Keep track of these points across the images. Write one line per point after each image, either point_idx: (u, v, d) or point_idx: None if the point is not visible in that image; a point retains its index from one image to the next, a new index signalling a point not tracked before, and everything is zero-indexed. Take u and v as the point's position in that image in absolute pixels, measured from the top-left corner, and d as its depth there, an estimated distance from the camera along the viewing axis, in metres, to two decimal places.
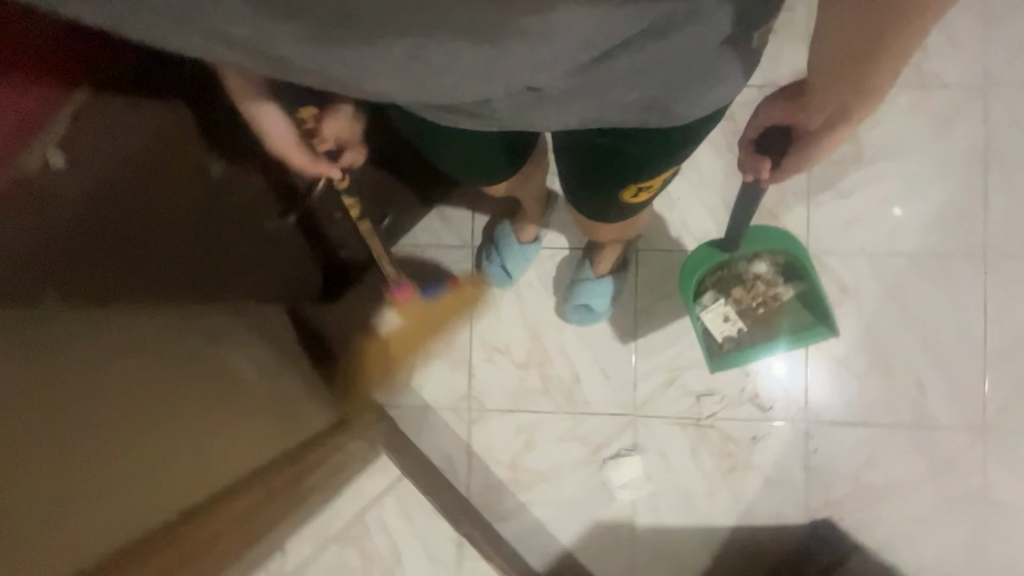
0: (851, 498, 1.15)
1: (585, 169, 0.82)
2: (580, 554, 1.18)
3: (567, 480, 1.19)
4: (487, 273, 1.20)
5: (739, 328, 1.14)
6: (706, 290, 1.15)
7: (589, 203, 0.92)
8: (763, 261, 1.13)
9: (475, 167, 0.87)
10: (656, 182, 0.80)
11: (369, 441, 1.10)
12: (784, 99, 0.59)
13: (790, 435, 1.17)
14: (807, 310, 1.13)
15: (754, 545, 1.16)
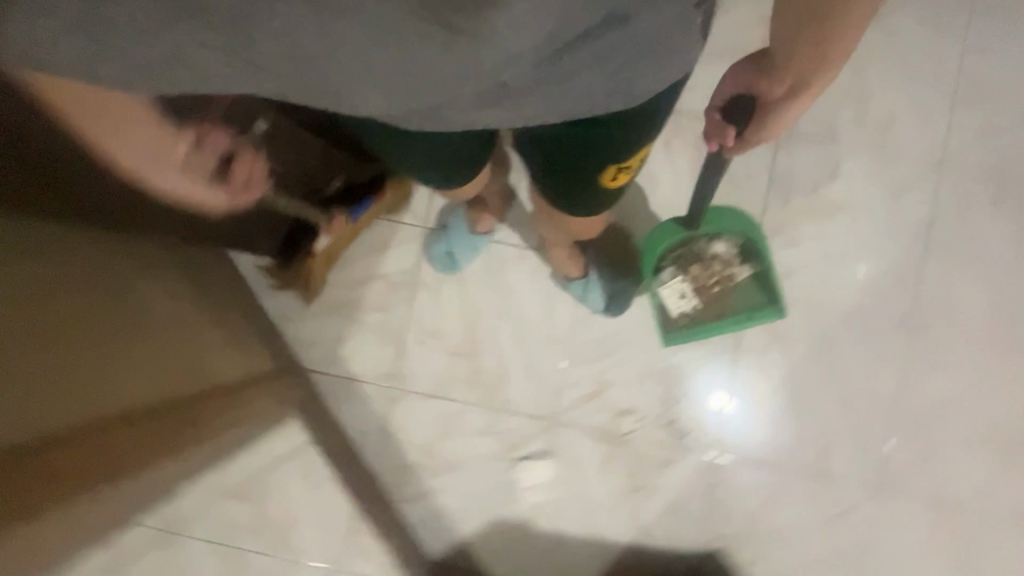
0: (745, 534, 1.19)
1: (557, 160, 0.84)
2: (476, 547, 1.19)
3: (475, 473, 1.20)
4: (433, 255, 1.20)
5: (694, 305, 1.14)
6: (665, 266, 1.15)
7: (561, 198, 0.94)
8: (722, 241, 1.13)
9: (433, 172, 0.90)
10: (634, 161, 0.82)
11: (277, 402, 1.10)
12: (748, 70, 0.63)
13: (699, 465, 1.20)
14: (762, 292, 1.13)
15: (645, 564, 1.19)
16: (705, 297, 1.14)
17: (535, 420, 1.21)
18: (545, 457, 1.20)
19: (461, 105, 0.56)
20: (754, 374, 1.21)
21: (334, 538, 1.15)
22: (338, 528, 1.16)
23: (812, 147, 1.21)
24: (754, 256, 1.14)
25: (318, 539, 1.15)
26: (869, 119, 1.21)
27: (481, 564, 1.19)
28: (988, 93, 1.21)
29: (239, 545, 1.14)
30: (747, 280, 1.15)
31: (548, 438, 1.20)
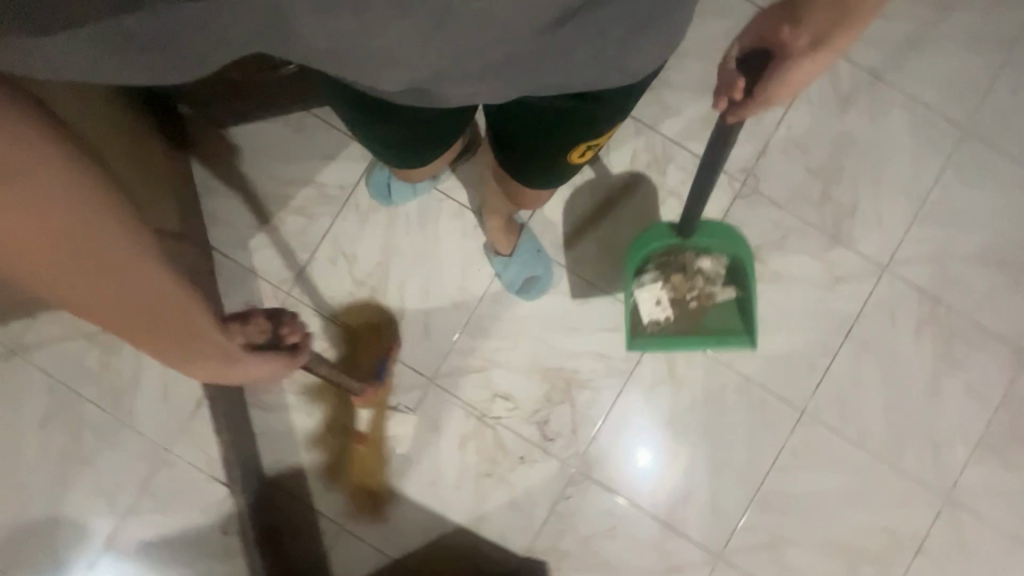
0: (574, 554, 1.17)
1: (520, 134, 0.77)
2: (311, 478, 1.16)
3: (338, 405, 1.17)
4: (371, 178, 1.18)
5: (668, 315, 1.14)
6: (648, 268, 1.14)
7: (523, 175, 0.87)
8: (710, 259, 1.12)
9: (387, 143, 0.81)
10: (601, 142, 0.76)
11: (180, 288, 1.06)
12: (767, 20, 0.59)
13: (554, 473, 1.18)
14: (737, 318, 1.12)
15: (468, 549, 1.16)
16: (679, 309, 1.14)
17: (414, 376, 1.18)
18: (410, 415, 1.18)
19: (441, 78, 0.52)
20: (638, 406, 1.19)
21: (175, 421, 1.12)
22: (178, 408, 1.12)
23: (769, 209, 1.21)
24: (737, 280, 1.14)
25: (159, 416, 1.12)
26: (832, 204, 1.21)
27: (311, 496, 1.15)
28: (952, 219, 1.21)
29: (81, 393, 1.11)
30: (725, 302, 1.14)
31: (421, 397, 1.18)
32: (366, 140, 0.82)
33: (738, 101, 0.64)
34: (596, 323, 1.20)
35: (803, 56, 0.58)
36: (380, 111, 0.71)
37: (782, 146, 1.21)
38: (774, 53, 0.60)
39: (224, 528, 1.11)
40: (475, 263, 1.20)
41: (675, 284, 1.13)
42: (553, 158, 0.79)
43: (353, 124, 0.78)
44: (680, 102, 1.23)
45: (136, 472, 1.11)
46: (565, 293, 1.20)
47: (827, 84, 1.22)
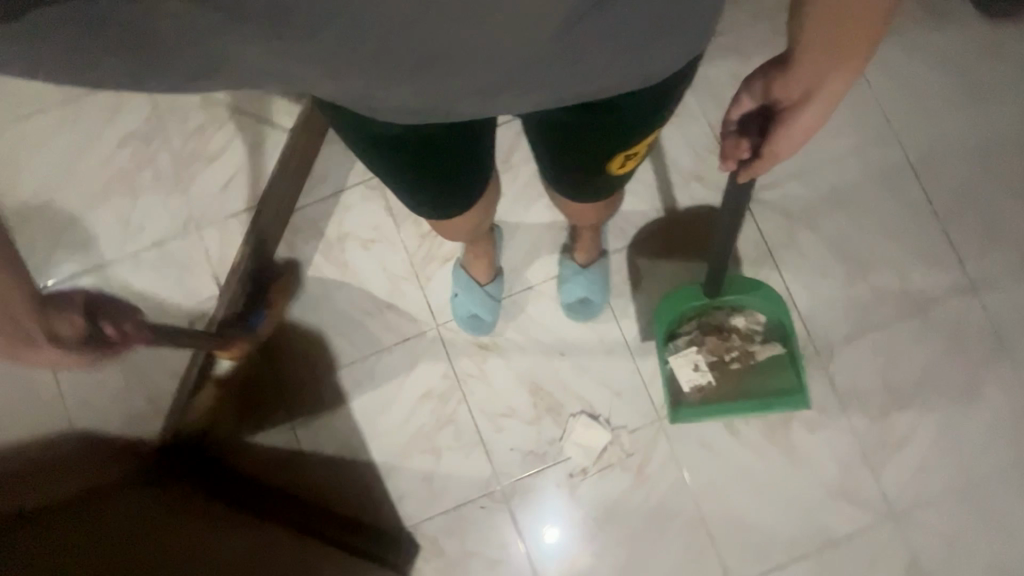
0: (449, 555, 1.13)
1: (553, 152, 0.64)
2: (286, 332, 1.17)
3: (349, 289, 1.19)
4: (469, 319, 1.16)
5: (710, 381, 1.09)
6: (681, 332, 1.09)
7: (568, 190, 0.73)
8: (744, 316, 1.07)
9: (420, 187, 0.71)
10: (644, 145, 0.62)
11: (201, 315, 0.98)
12: (757, 82, 0.58)
13: (481, 477, 1.15)
14: (790, 372, 1.07)
15: (366, 484, 1.14)
16: (718, 372, 1.09)
17: (423, 313, 1.19)
18: (395, 343, 1.18)
19: (437, 105, 0.48)
20: (589, 477, 1.15)
21: (215, 213, 1.17)
22: (228, 202, 1.17)
23: (821, 392, 1.15)
24: (779, 333, 1.08)
25: (206, 201, 1.17)
26: (886, 426, 1.14)
27: (276, 348, 1.17)
28: (993, 521, 1.10)
29: (167, 139, 1.18)
30: (770, 358, 1.09)
31: (418, 333, 1.18)
32: (398, 189, 0.72)
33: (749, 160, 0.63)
34: (605, 379, 1.17)
35: (798, 112, 0.55)
36: (427, 137, 0.61)
37: (874, 347, 1.15)
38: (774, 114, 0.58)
39: (191, 324, 1.14)
40: (538, 258, 1.19)
41: (712, 348, 1.08)
42: (594, 172, 0.66)
43: (381, 170, 0.69)
44: (806, 246, 1.19)
45: (160, 227, 1.16)
46: (596, 335, 1.18)
47: (953, 322, 1.15)
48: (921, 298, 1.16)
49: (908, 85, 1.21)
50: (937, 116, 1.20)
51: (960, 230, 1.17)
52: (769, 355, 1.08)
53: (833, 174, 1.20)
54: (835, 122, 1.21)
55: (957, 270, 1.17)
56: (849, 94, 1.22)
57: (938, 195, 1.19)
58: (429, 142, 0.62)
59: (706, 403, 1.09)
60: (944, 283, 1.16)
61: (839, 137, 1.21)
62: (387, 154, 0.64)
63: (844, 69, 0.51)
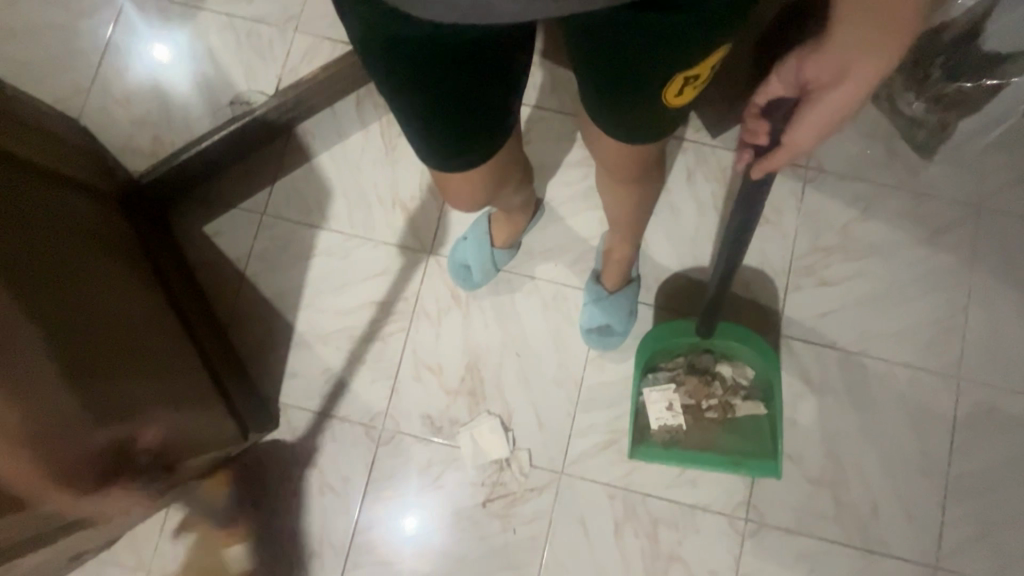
0: (299, 449, 1.08)
1: (606, 73, 0.57)
2: (303, 168, 1.15)
3: (381, 168, 1.15)
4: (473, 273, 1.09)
5: (680, 425, 1.05)
6: (665, 367, 1.07)
7: (618, 131, 0.66)
8: (732, 366, 1.05)
9: (450, 123, 0.67)
10: (708, 66, 0.56)
11: (216, 436, 0.95)
12: (789, 62, 0.57)
13: (371, 407, 1.09)
14: (766, 437, 1.02)
15: (275, 337, 1.11)
16: (692, 418, 1.04)
17: (425, 234, 1.13)
18: (383, 242, 1.13)
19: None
20: (465, 478, 1.07)
21: (317, 30, 1.16)
22: (332, 27, 1.16)
23: (721, 558, 1.04)
24: (763, 394, 1.05)
25: (318, 16, 1.16)
26: None
27: (285, 173, 1.15)
28: None
29: None
30: (748, 417, 1.05)
31: (409, 248, 1.13)
32: (424, 130, 0.68)
33: (768, 147, 0.62)
34: (539, 403, 1.09)
35: (826, 96, 0.55)
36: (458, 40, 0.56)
37: (801, 554, 1.03)
38: (805, 96, 0.57)
39: (233, 103, 1.14)
40: (556, 257, 1.13)
41: (691, 391, 1.05)
42: (650, 104, 0.59)
43: (400, 104, 0.64)
44: (800, 418, 1.08)
45: (262, 11, 1.16)
46: (557, 360, 1.10)
47: None
48: (874, 544, 1.04)
49: (999, 343, 1.09)
50: (1008, 391, 1.08)
51: (955, 508, 1.04)
52: (749, 415, 1.04)
53: (874, 375, 1.09)
54: (911, 328, 1.10)
55: (932, 542, 1.03)
56: (942, 313, 1.10)
57: (957, 461, 1.06)
58: (467, 53, 0.58)
59: (670, 446, 1.03)
60: (907, 546, 1.03)
61: (903, 344, 1.09)
62: (419, 73, 0.59)
63: (884, 57, 0.52)
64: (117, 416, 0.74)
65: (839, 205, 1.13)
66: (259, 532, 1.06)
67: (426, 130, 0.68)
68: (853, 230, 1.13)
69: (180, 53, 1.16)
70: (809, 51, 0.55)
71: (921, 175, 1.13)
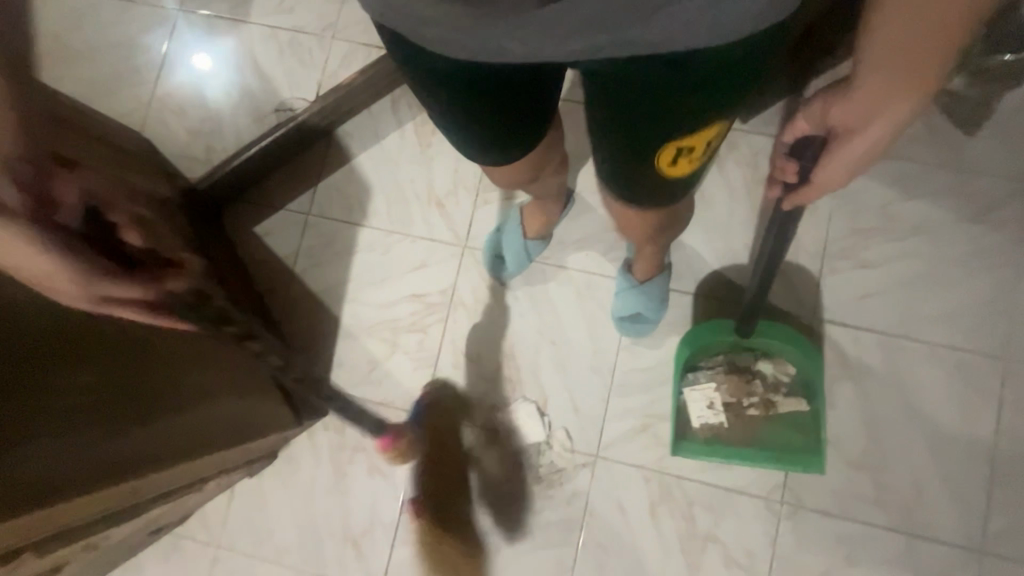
0: (348, 433, 1.15)
1: (613, 128, 0.62)
2: (345, 168, 1.21)
3: (417, 166, 1.20)
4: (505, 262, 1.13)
5: (722, 423, 1.05)
6: (704, 366, 1.07)
7: (619, 180, 0.72)
8: (772, 363, 1.05)
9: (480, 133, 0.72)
10: (705, 140, 0.61)
11: (286, 423, 1.07)
12: (818, 103, 0.59)
13: (414, 394, 1.15)
14: (809, 432, 1.03)
15: (323, 329, 1.18)
16: (733, 415, 1.05)
17: (460, 229, 1.18)
18: (420, 237, 1.18)
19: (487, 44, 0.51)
20: (505, 460, 1.11)
21: (353, 35, 1.21)
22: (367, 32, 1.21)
23: (757, 540, 1.05)
24: (805, 391, 1.05)
25: (353, 22, 1.21)
26: None
27: (328, 175, 1.21)
28: None
29: None
30: (790, 414, 1.05)
31: (445, 241, 1.18)
32: (456, 135, 0.74)
33: (795, 183, 0.64)
34: (574, 389, 1.12)
35: (843, 140, 0.56)
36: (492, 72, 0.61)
37: (839, 534, 1.04)
38: (829, 137, 0.58)
39: (277, 110, 1.21)
40: (588, 249, 1.15)
41: (732, 389, 1.05)
42: (646, 164, 0.66)
43: (448, 124, 0.72)
44: (838, 403, 1.08)
45: (302, 20, 1.22)
46: (591, 347, 1.13)
47: (935, 569, 1.01)
48: (917, 528, 1.03)
49: None
50: None
51: (1002, 492, 1.02)
52: (792, 412, 1.04)
53: (915, 357, 1.07)
54: (956, 309, 1.07)
55: (978, 525, 1.02)
56: (990, 292, 1.07)
57: (1005, 444, 1.04)
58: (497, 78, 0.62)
59: (712, 443, 1.04)
60: (952, 530, 1.02)
61: (947, 326, 1.07)
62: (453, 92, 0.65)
63: (905, 95, 0.51)
64: (199, 434, 0.85)
65: (877, 186, 1.11)
66: (315, 511, 1.14)
67: (459, 137, 0.74)
68: (892, 211, 1.11)
69: (226, 65, 1.23)
70: (831, 96, 0.57)
71: (966, 152, 1.10)
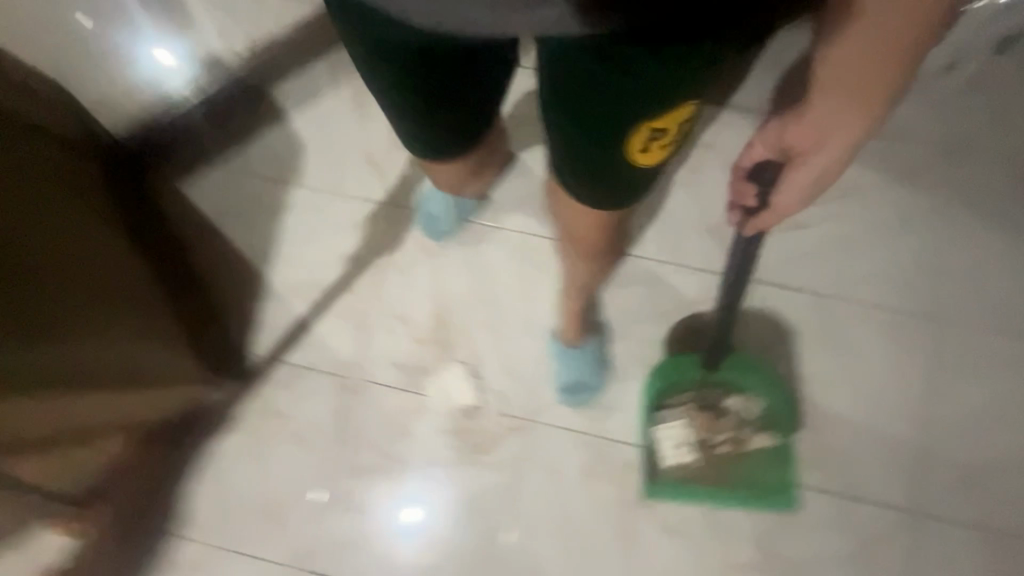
0: (268, 398, 1.08)
1: (570, 105, 0.59)
2: (277, 128, 1.18)
3: (352, 125, 1.18)
4: (444, 227, 1.11)
5: (694, 462, 1.00)
6: (673, 402, 1.01)
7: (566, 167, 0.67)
8: (742, 398, 1.00)
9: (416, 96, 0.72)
10: (677, 122, 0.58)
11: (199, 375, 1.04)
12: (772, 127, 0.58)
13: (341, 358, 1.09)
14: (778, 469, 1.00)
15: (247, 290, 1.13)
16: (703, 455, 1.00)
17: (394, 189, 1.15)
18: (351, 196, 1.15)
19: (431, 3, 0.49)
20: (434, 425, 1.06)
21: None
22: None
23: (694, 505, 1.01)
24: (773, 424, 1.01)
25: None
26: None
27: (259, 134, 1.18)
28: None
29: None
30: (762, 450, 1.00)
31: (378, 201, 1.15)
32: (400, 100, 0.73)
33: (756, 208, 0.64)
34: (507, 351, 1.08)
35: (807, 162, 0.57)
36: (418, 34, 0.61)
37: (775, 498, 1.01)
38: (790, 162, 0.58)
39: (208, 68, 1.19)
40: (525, 209, 1.13)
41: (703, 426, 0.99)
42: (609, 154, 0.61)
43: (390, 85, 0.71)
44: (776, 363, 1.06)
45: None
46: (525, 308, 1.10)
47: (871, 531, 0.99)
48: (854, 490, 1.01)
49: (978, 285, 1.06)
50: (989, 331, 1.05)
51: (935, 449, 1.02)
52: (763, 448, 1.00)
53: (848, 318, 1.07)
54: (887, 270, 1.08)
55: (912, 486, 1.01)
56: (919, 253, 1.08)
57: (937, 403, 1.04)
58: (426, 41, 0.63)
59: (685, 486, 0.99)
60: (889, 491, 1.00)
61: (879, 286, 1.07)
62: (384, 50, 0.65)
63: (866, 107, 0.52)
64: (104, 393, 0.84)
65: None
66: (229, 482, 1.06)
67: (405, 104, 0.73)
68: None
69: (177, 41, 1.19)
70: (788, 119, 0.56)
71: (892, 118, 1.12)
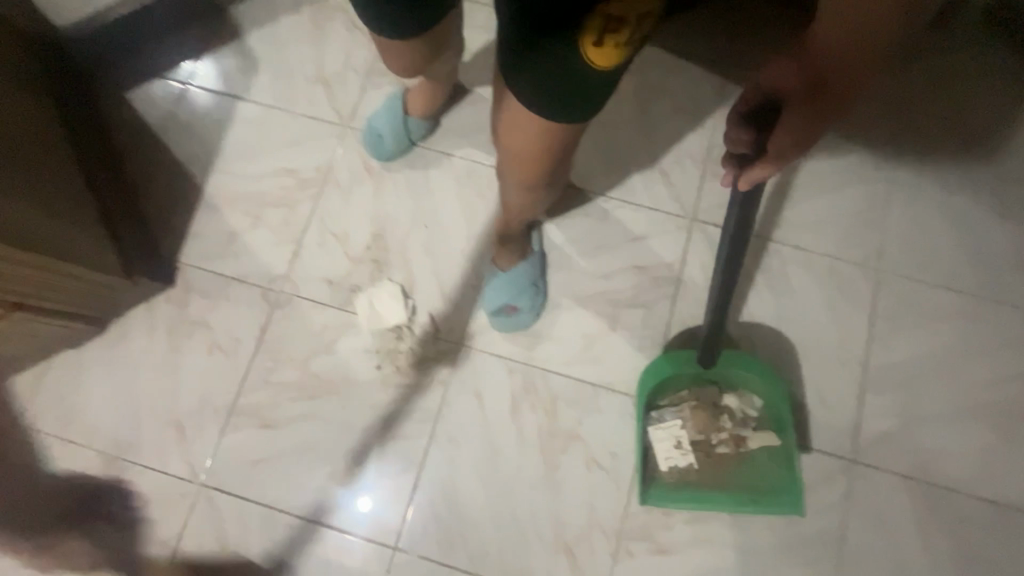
0: (190, 305, 1.04)
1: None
2: (232, 43, 1.17)
3: (308, 47, 1.17)
4: (386, 146, 1.08)
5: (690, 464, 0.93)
6: (667, 402, 0.95)
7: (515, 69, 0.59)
8: (739, 396, 0.94)
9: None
10: (634, 14, 0.51)
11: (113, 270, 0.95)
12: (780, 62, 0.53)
13: (270, 270, 1.05)
14: (780, 470, 0.91)
15: (181, 196, 1.09)
16: (702, 456, 0.94)
17: (344, 109, 1.13)
18: (299, 113, 1.13)
19: None
20: (360, 343, 1.02)
21: None
22: None
23: (621, 439, 0.97)
24: (774, 423, 0.94)
25: None
26: (662, 517, 0.93)
27: (213, 47, 1.17)
28: None
29: None
30: (761, 450, 0.93)
31: (326, 120, 1.13)
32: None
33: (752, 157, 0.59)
34: (443, 274, 1.05)
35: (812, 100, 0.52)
36: None
37: None
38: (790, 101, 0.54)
39: None
40: (473, 137, 1.11)
41: (699, 425, 0.93)
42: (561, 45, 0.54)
43: None
44: None
45: None
46: (465, 232, 1.07)
47: (801, 476, 0.95)
48: None
49: (922, 239, 1.06)
50: (931, 285, 1.04)
51: (873, 399, 0.99)
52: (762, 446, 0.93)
53: (792, 263, 1.05)
54: (833, 219, 1.07)
55: (847, 433, 0.97)
56: (864, 206, 1.07)
57: (876, 354, 1.01)
58: None
59: (683, 488, 0.92)
60: (823, 437, 0.97)
61: (824, 234, 1.06)
62: None
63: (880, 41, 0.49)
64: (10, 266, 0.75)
65: None
66: (138, 389, 1.00)
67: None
68: None
69: None
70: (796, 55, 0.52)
71: None
